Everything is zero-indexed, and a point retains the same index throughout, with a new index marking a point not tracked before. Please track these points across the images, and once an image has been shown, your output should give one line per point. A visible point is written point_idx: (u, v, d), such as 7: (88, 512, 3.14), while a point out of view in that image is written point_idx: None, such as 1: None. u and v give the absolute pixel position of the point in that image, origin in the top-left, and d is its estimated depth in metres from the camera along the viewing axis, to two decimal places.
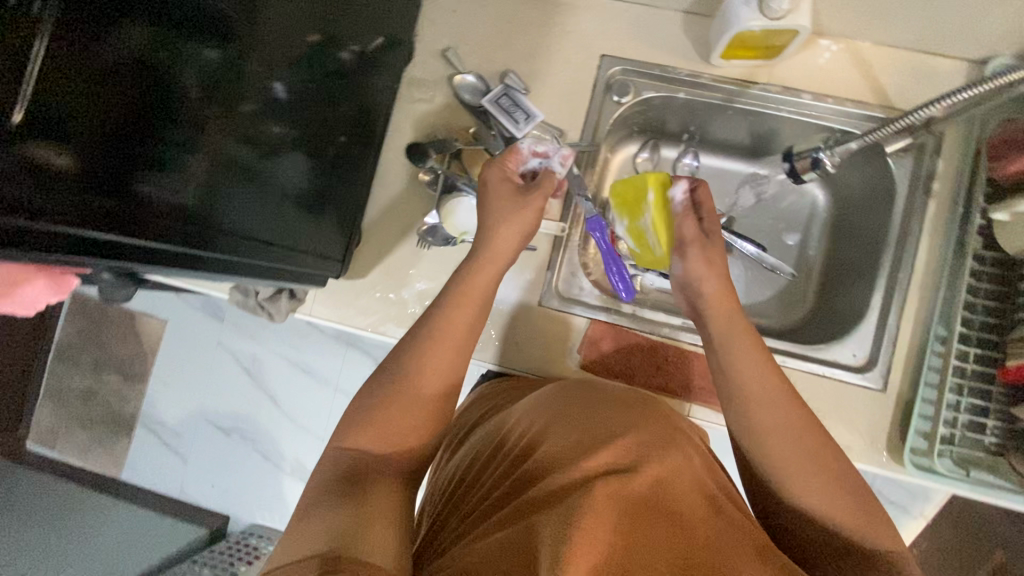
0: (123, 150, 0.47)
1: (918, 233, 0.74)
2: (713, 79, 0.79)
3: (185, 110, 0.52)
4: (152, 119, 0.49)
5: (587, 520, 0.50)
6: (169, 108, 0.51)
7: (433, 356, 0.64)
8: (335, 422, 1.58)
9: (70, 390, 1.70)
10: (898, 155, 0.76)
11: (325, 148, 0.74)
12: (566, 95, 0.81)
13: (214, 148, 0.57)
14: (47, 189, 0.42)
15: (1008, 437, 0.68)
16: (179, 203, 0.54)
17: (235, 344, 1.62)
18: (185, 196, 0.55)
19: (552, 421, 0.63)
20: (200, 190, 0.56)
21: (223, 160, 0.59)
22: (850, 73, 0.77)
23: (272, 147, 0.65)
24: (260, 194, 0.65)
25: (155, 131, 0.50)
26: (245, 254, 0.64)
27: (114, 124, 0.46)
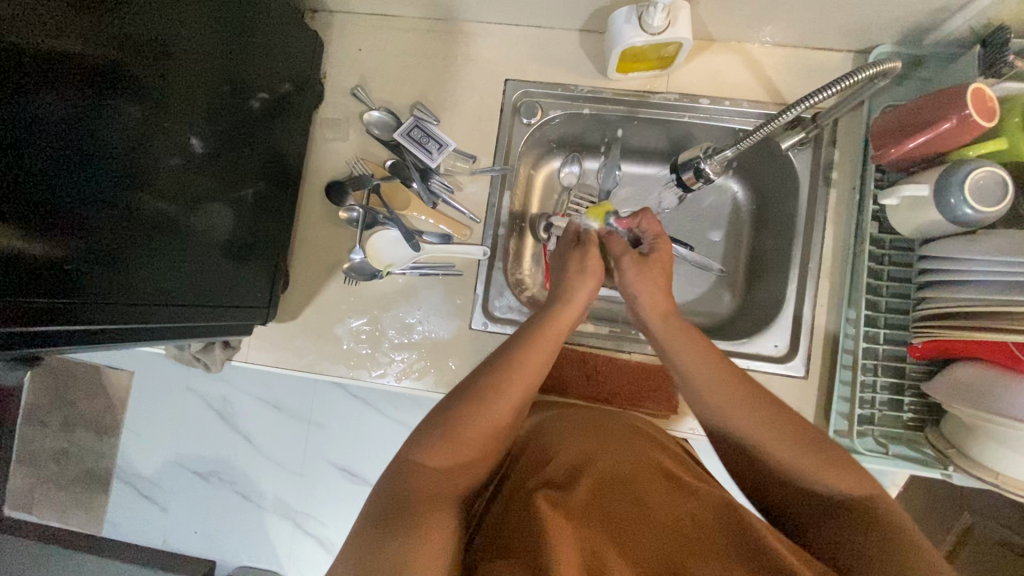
0: (31, 217, 0.49)
1: (821, 223, 0.77)
2: (614, 93, 0.82)
3: (98, 174, 0.54)
4: (55, 185, 0.51)
5: (565, 533, 0.53)
6: (76, 175, 0.52)
7: (510, 382, 0.66)
8: (311, 455, 1.57)
9: (42, 453, 1.67)
10: (798, 149, 0.79)
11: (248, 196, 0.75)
12: (476, 121, 0.83)
13: (131, 207, 0.58)
14: None
15: (924, 410, 0.71)
16: (98, 267, 0.55)
17: (203, 387, 1.61)
18: (104, 258, 0.56)
19: (553, 443, 0.67)
20: (121, 252, 0.57)
21: (143, 218, 0.60)
22: (742, 75, 0.80)
23: (193, 202, 0.66)
24: (183, 249, 0.66)
25: (61, 198, 0.51)
26: (171, 309, 0.65)
27: (20, 196, 0.48)
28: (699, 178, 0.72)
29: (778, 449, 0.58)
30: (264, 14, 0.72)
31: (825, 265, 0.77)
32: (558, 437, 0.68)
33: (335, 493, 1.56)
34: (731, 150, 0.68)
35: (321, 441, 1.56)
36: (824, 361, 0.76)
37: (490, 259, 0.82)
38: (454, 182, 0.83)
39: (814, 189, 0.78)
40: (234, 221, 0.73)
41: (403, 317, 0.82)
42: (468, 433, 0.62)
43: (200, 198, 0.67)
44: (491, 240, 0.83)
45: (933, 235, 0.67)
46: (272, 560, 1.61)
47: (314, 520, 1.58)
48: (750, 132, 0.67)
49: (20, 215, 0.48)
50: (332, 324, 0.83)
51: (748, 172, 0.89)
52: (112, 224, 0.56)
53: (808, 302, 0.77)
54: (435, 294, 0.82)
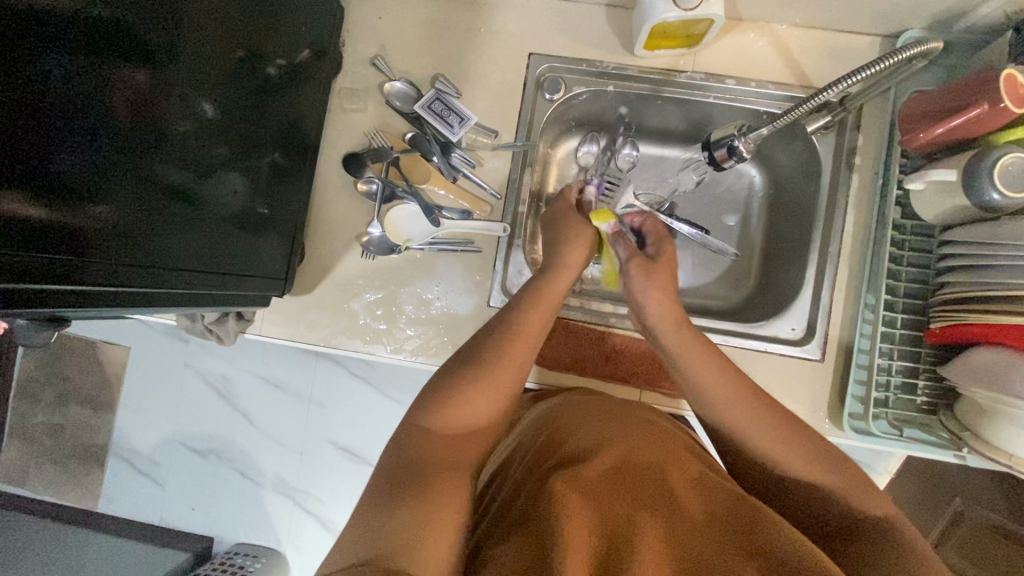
0: (47, 178, 0.47)
1: (843, 207, 0.77)
2: (640, 71, 0.81)
3: (112, 136, 0.52)
4: (72, 147, 0.49)
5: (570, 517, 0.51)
6: (92, 136, 0.50)
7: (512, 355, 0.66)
8: (311, 433, 1.57)
9: (36, 427, 1.65)
10: (823, 133, 0.79)
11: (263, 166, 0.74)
12: (498, 95, 0.82)
13: (146, 172, 0.57)
14: None
15: (938, 395, 0.72)
16: (115, 232, 0.54)
17: (202, 364, 1.59)
18: (120, 222, 0.54)
19: (566, 429, 0.66)
20: (137, 217, 0.56)
21: (156, 183, 0.58)
22: (770, 56, 0.79)
23: (207, 169, 0.65)
24: (197, 219, 0.64)
25: (78, 159, 0.49)
26: (187, 278, 0.63)
27: (36, 154, 0.46)
28: (732, 156, 0.72)
29: (774, 450, 0.60)
30: None
31: (845, 250, 0.77)
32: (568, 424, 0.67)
33: (335, 472, 1.56)
34: (766, 129, 0.68)
35: (321, 420, 1.56)
36: (840, 344, 0.76)
37: (509, 237, 0.82)
38: (475, 158, 0.82)
39: (837, 174, 0.79)
40: (249, 190, 0.72)
41: (421, 292, 0.81)
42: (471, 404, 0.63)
43: (214, 166, 0.66)
44: (511, 217, 0.82)
45: (958, 221, 0.67)
46: (270, 538, 1.61)
47: (313, 498, 1.58)
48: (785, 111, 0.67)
49: (39, 174, 0.46)
50: (349, 298, 0.82)
51: (768, 156, 0.89)
52: (127, 189, 0.55)
53: (827, 286, 0.77)
54: (453, 270, 0.81)
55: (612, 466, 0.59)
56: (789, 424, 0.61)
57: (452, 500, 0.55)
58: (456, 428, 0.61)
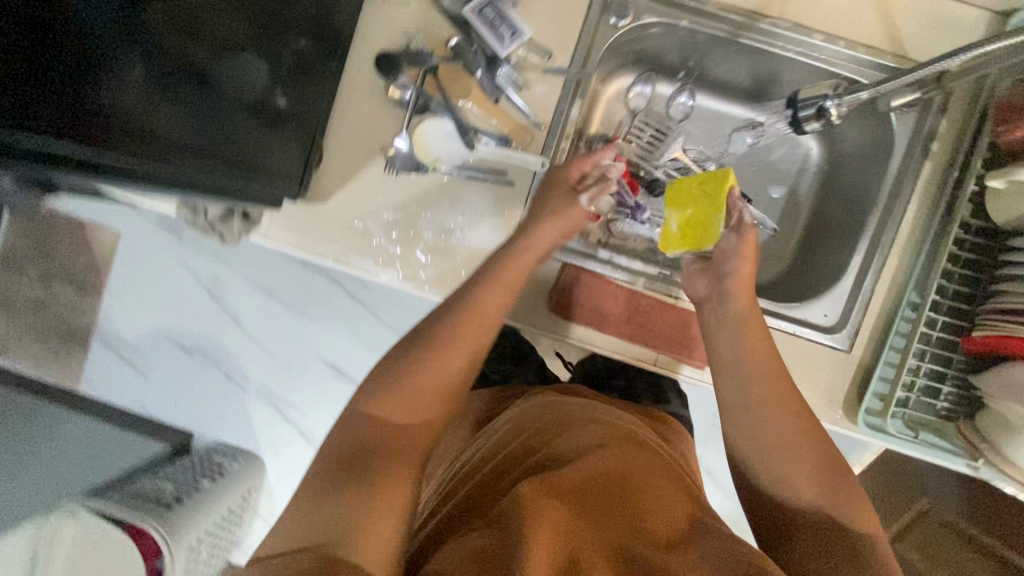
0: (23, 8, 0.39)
1: (908, 195, 0.72)
2: (719, 9, 0.72)
3: None
4: None
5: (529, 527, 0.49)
6: None
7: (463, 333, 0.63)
8: (300, 347, 1.55)
9: (20, 300, 1.61)
10: (903, 111, 0.73)
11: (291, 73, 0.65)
12: (558, 12, 0.73)
13: (144, 27, 0.48)
14: None
15: (960, 403, 0.70)
16: (100, 92, 0.46)
17: (195, 261, 1.54)
18: (109, 80, 0.47)
19: (536, 437, 0.64)
20: (130, 79, 0.48)
21: (156, 44, 0.50)
22: (868, 13, 0.71)
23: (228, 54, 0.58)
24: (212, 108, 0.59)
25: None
26: (185, 162, 0.56)
27: None
28: (819, 120, 0.67)
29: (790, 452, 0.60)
30: None
31: (899, 241, 0.72)
32: (537, 431, 0.65)
33: (320, 388, 1.56)
34: (867, 92, 0.63)
35: (312, 335, 1.53)
36: (871, 337, 0.73)
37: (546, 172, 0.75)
38: (522, 80, 0.74)
39: (909, 157, 0.73)
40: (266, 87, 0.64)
41: (443, 219, 0.76)
42: (422, 390, 0.60)
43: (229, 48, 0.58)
44: (552, 151, 0.76)
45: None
46: (251, 441, 1.63)
47: (296, 409, 1.59)
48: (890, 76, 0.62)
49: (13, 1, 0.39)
50: (364, 215, 0.76)
51: (836, 129, 0.82)
52: (119, 43, 0.47)
53: (871, 276, 0.73)
54: (480, 200, 0.75)
55: (582, 471, 0.57)
56: (816, 453, 0.59)
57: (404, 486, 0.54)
58: (405, 402, 0.59)
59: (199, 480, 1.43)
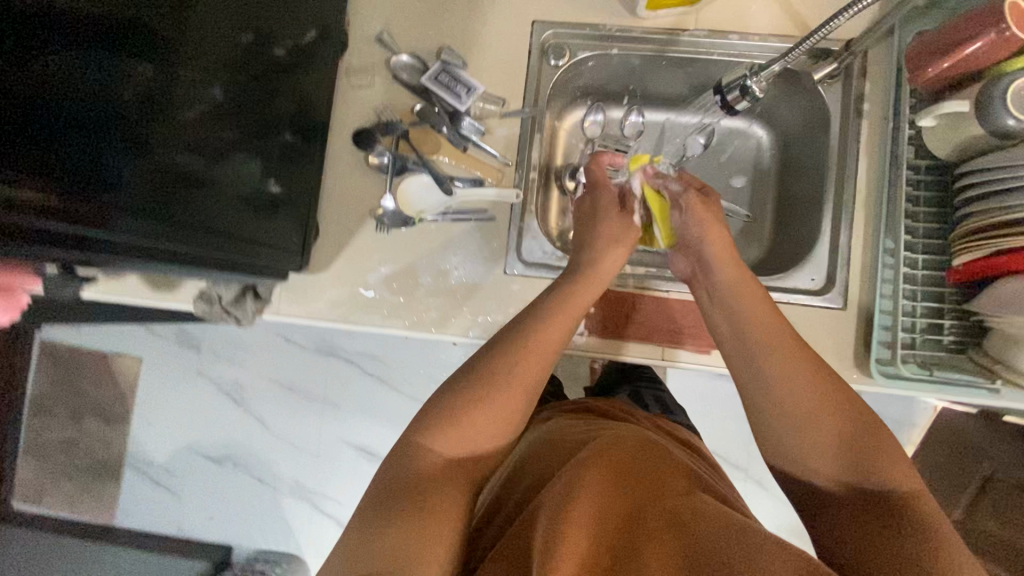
0: (84, 176, 0.50)
1: (857, 155, 0.77)
2: (644, 32, 0.81)
3: (106, 123, 0.51)
4: (90, 124, 0.49)
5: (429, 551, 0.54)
6: (103, 115, 0.50)
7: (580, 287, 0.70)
8: (326, 436, 1.66)
9: (51, 443, 1.75)
10: (828, 82, 0.79)
11: (89, 212, 0.51)
12: (503, 65, 0.82)
13: (160, 158, 0.57)
14: (44, 219, 0.47)
15: (965, 333, 0.71)
16: (144, 204, 0.56)
17: (214, 371, 1.70)
18: (145, 207, 0.56)
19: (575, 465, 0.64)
20: (146, 196, 0.56)
21: (169, 168, 0.58)
22: (772, 8, 0.79)
23: (112, 170, 0.52)
24: (165, 211, 0.58)
25: (102, 138, 0.51)
26: (194, 248, 0.62)
27: (83, 166, 0.49)
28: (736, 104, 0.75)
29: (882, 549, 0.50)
30: None
31: (860, 198, 0.77)
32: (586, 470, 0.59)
33: (353, 472, 1.65)
34: (774, 67, 0.69)
35: (337, 422, 1.66)
36: (863, 308, 0.76)
37: (523, 205, 0.82)
38: (485, 126, 0.82)
39: (846, 121, 0.79)
40: (89, 195, 0.50)
41: (460, 254, 0.81)
42: (476, 430, 0.62)
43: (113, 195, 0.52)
44: (524, 182, 0.82)
45: (967, 154, 0.67)
46: (290, 545, 1.68)
47: (330, 501, 1.66)
48: (790, 49, 0.68)
49: (73, 172, 0.49)
50: (364, 272, 0.82)
51: (771, 111, 0.91)
52: (141, 172, 0.55)
53: (844, 233, 0.77)
54: (470, 238, 0.81)
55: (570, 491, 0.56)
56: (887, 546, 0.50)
57: (459, 503, 0.59)
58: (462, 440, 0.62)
59: None
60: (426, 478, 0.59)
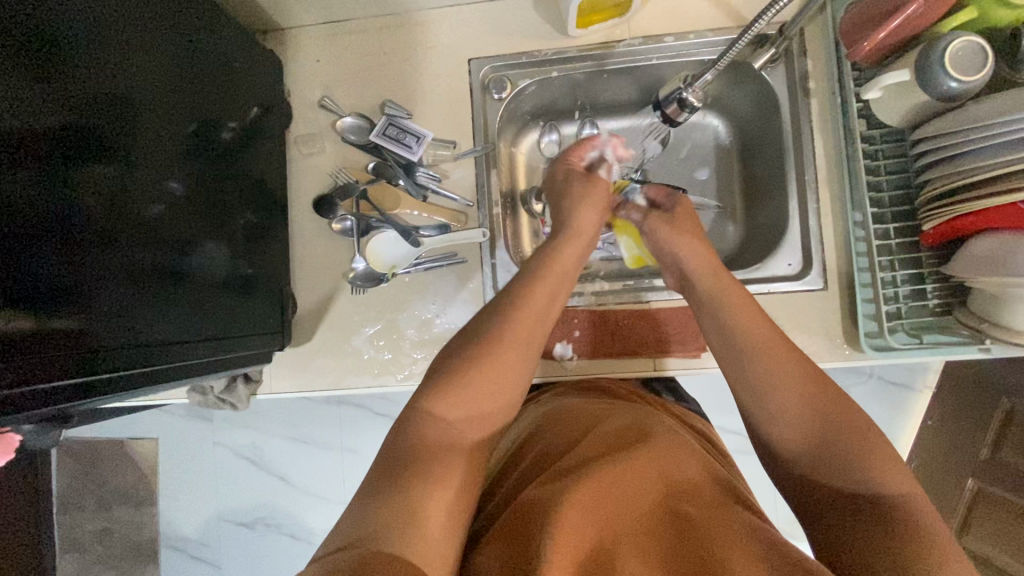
0: (58, 294, 0.51)
1: (811, 134, 0.77)
2: (580, 50, 0.81)
3: (73, 237, 0.52)
4: (54, 239, 0.51)
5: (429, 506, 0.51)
6: (68, 227, 0.52)
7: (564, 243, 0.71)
8: (349, 483, 1.67)
9: (85, 535, 1.77)
10: (770, 67, 0.79)
11: (57, 328, 0.51)
12: (448, 108, 0.82)
13: (129, 262, 0.58)
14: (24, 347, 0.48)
15: (949, 294, 0.71)
16: (121, 314, 0.57)
17: (230, 439, 1.71)
18: (123, 315, 0.57)
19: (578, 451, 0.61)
20: (123, 304, 0.57)
21: (142, 269, 0.60)
22: (701, 5, 0.79)
23: (77, 280, 0.52)
24: (138, 311, 0.59)
25: (66, 250, 0.52)
26: (174, 347, 0.63)
27: (55, 286, 0.51)
28: (684, 109, 0.77)
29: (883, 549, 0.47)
30: (215, 56, 0.70)
31: (822, 176, 0.77)
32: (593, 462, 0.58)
33: None
34: (709, 75, 0.72)
35: (358, 467, 1.67)
36: (843, 284, 0.76)
37: (491, 241, 0.82)
38: (440, 171, 0.82)
39: (795, 102, 0.79)
40: (56, 305, 0.51)
41: (439, 301, 0.81)
42: (484, 383, 0.59)
43: (81, 304, 0.53)
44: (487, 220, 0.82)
45: (918, 120, 0.67)
46: None
47: None
48: (720, 55, 0.70)
49: (46, 293, 0.50)
50: (349, 336, 0.82)
51: (723, 100, 0.90)
52: (115, 280, 0.56)
53: (813, 213, 0.77)
54: (446, 285, 0.82)
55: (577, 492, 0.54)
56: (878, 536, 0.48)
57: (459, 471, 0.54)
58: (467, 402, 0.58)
59: None
60: (432, 439, 0.55)
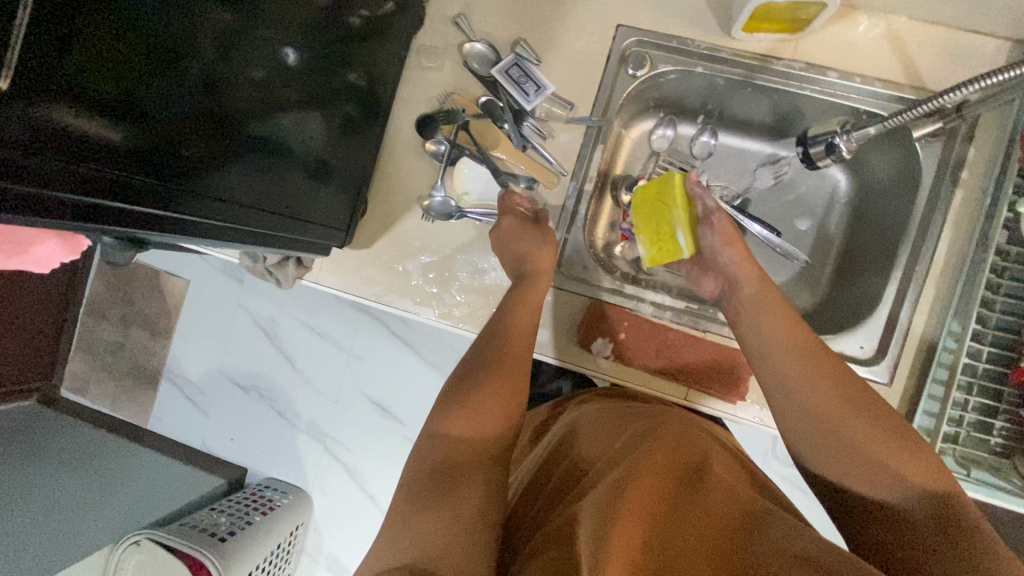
0: (154, 127, 0.49)
1: (941, 225, 0.71)
2: (734, 54, 0.76)
3: (182, 74, 0.50)
4: (163, 71, 0.48)
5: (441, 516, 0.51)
6: (178, 62, 0.49)
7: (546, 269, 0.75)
8: (346, 385, 1.73)
9: (100, 343, 1.88)
10: (928, 140, 0.73)
11: (150, 159, 0.49)
12: (579, 68, 0.79)
13: (224, 116, 0.56)
14: (114, 170, 0.46)
15: (1015, 438, 0.67)
16: (205, 165, 0.55)
17: (253, 305, 1.77)
18: (207, 167, 0.56)
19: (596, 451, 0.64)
20: (209, 156, 0.56)
21: (235, 127, 0.58)
22: (882, 51, 0.72)
23: (180, 119, 0.51)
24: (220, 166, 0.57)
25: (168, 86, 0.49)
26: (244, 216, 0.62)
27: (151, 119, 0.48)
28: (831, 155, 0.74)
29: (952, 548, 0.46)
30: None
31: (934, 273, 0.72)
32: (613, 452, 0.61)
33: (365, 424, 1.71)
34: (873, 128, 0.68)
35: (358, 374, 1.71)
36: (908, 387, 0.72)
37: (572, 214, 0.81)
38: (548, 129, 0.80)
39: (937, 186, 0.72)
40: (151, 137, 0.49)
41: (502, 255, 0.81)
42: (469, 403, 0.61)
43: (177, 146, 0.52)
44: (576, 194, 0.80)
45: None
46: (298, 478, 1.78)
47: (341, 446, 1.74)
48: (894, 113, 0.67)
49: (143, 123, 0.48)
50: (405, 258, 0.82)
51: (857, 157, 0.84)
52: (207, 131, 0.55)
53: (908, 306, 0.72)
54: None
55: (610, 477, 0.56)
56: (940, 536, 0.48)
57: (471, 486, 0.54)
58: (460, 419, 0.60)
59: (251, 514, 1.58)
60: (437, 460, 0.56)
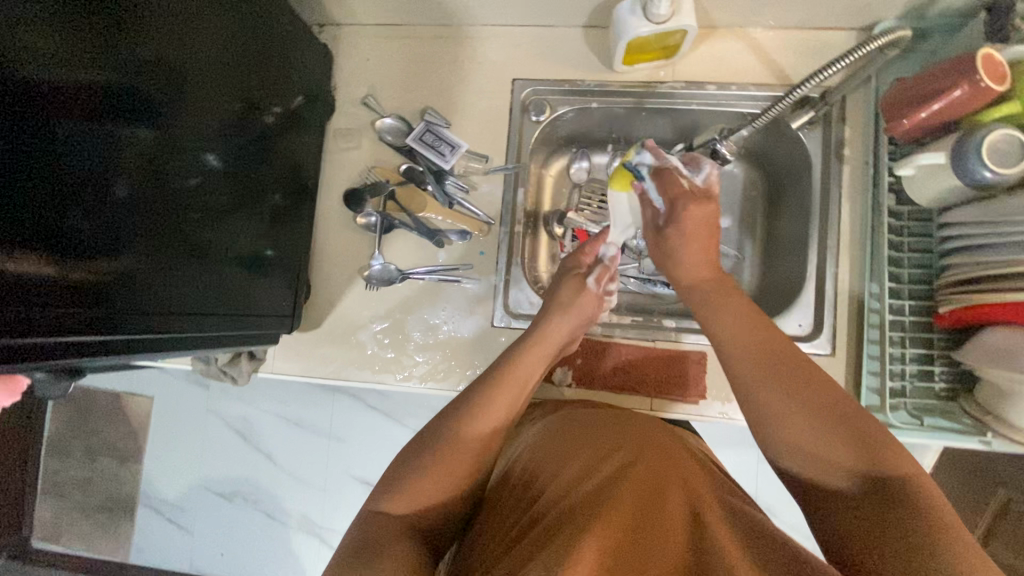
0: (78, 252, 0.49)
1: (839, 199, 0.78)
2: (622, 85, 0.82)
3: (103, 195, 0.51)
4: (82, 197, 0.50)
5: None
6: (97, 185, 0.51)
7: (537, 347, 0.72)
8: (331, 470, 1.68)
9: (68, 482, 1.79)
10: (808, 128, 0.80)
11: (78, 280, 0.49)
12: (486, 122, 0.84)
13: (153, 228, 0.57)
14: (39, 301, 0.46)
15: (956, 379, 0.70)
16: (140, 279, 0.56)
17: (223, 409, 1.73)
18: (140, 280, 0.56)
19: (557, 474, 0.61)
20: (143, 268, 0.56)
21: (165, 237, 0.59)
22: (748, 60, 0.80)
23: (97, 241, 0.51)
24: (156, 277, 0.58)
25: (88, 210, 0.50)
26: (185, 321, 0.62)
27: (76, 244, 0.49)
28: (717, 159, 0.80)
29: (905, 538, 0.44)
30: (278, 37, 0.73)
31: (845, 243, 0.77)
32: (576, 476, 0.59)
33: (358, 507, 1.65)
34: (745, 129, 0.75)
35: (342, 456, 1.67)
36: (851, 352, 0.76)
37: (509, 256, 0.84)
38: (469, 182, 0.84)
39: (827, 166, 0.79)
40: (75, 260, 0.49)
41: (448, 307, 0.83)
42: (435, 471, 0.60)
43: (105, 264, 0.52)
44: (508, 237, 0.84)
45: (950, 202, 0.67)
46: None
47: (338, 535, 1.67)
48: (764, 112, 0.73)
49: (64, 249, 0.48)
50: (356, 330, 0.83)
51: (756, 154, 0.91)
52: (139, 244, 0.56)
53: (829, 278, 0.77)
54: (458, 292, 0.83)
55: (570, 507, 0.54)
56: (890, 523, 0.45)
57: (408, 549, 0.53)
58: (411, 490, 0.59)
59: None
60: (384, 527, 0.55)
